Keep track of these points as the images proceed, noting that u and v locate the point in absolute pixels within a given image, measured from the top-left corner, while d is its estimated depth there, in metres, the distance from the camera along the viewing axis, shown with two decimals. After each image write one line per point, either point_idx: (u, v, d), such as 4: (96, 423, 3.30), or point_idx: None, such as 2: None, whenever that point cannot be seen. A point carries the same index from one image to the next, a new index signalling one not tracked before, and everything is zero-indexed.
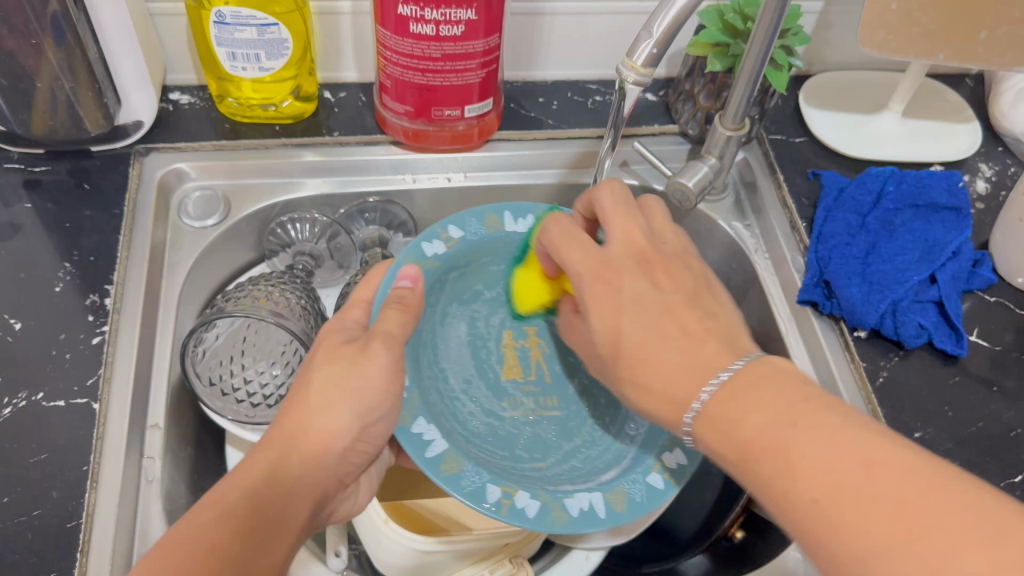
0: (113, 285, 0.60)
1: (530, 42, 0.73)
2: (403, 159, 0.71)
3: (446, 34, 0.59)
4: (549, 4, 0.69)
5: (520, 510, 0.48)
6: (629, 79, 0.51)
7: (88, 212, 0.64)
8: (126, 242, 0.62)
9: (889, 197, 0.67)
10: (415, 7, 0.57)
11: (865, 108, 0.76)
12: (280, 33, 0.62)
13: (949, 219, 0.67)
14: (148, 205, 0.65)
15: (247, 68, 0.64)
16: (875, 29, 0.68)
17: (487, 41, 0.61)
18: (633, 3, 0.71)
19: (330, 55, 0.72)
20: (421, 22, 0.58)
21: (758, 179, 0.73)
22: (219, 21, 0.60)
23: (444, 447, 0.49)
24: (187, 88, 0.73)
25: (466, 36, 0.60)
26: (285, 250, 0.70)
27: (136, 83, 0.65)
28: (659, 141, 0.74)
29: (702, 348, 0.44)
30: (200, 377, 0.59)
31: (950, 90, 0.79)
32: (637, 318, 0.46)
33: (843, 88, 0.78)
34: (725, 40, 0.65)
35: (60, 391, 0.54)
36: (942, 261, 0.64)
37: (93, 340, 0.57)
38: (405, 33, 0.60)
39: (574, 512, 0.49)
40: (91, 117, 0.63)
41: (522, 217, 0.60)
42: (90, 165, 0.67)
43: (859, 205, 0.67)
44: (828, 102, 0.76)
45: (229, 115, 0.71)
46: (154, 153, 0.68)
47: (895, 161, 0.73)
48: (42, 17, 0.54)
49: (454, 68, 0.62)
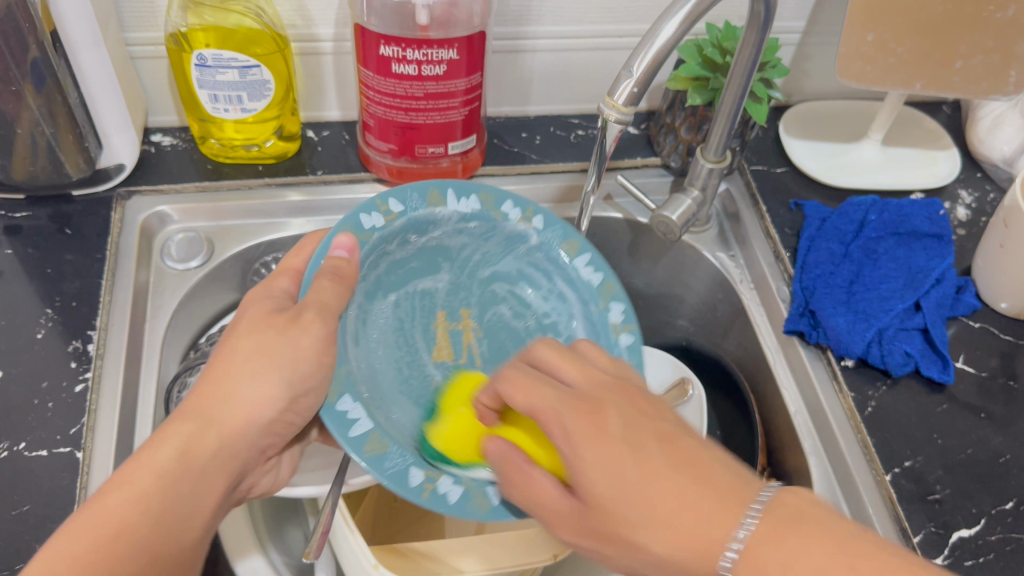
0: (96, 330, 0.59)
1: (512, 78, 0.73)
2: None
3: (429, 73, 0.59)
4: (530, 41, 0.70)
5: (442, 497, 0.47)
6: (611, 117, 0.51)
7: (69, 256, 0.63)
8: (110, 286, 0.62)
9: (871, 226, 0.68)
10: (397, 47, 0.58)
11: (845, 136, 0.77)
12: (262, 74, 0.61)
13: (931, 246, 0.67)
14: (130, 248, 0.65)
15: (229, 109, 0.63)
16: (852, 60, 0.68)
17: (469, 80, 0.62)
18: (612, 39, 0.71)
19: (313, 95, 0.72)
20: (404, 62, 0.59)
21: (740, 209, 0.73)
22: (200, 63, 0.60)
23: (367, 427, 0.47)
24: (169, 130, 0.72)
25: (449, 75, 0.60)
26: None
27: (119, 126, 0.65)
28: (643, 173, 0.75)
29: (712, 478, 0.38)
30: None
31: (927, 117, 0.80)
32: (596, 456, 0.39)
33: (822, 118, 0.78)
34: (704, 74, 0.65)
35: (43, 441, 0.54)
36: (925, 288, 0.65)
37: (76, 388, 0.56)
38: (386, 73, 0.60)
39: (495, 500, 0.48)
40: (72, 162, 0.63)
41: (465, 199, 0.56)
42: (71, 209, 0.66)
43: (842, 234, 0.68)
44: (807, 132, 0.77)
45: (212, 156, 0.71)
46: (136, 196, 0.68)
47: (877, 189, 0.73)
48: (23, 63, 0.54)
49: (437, 106, 0.62)
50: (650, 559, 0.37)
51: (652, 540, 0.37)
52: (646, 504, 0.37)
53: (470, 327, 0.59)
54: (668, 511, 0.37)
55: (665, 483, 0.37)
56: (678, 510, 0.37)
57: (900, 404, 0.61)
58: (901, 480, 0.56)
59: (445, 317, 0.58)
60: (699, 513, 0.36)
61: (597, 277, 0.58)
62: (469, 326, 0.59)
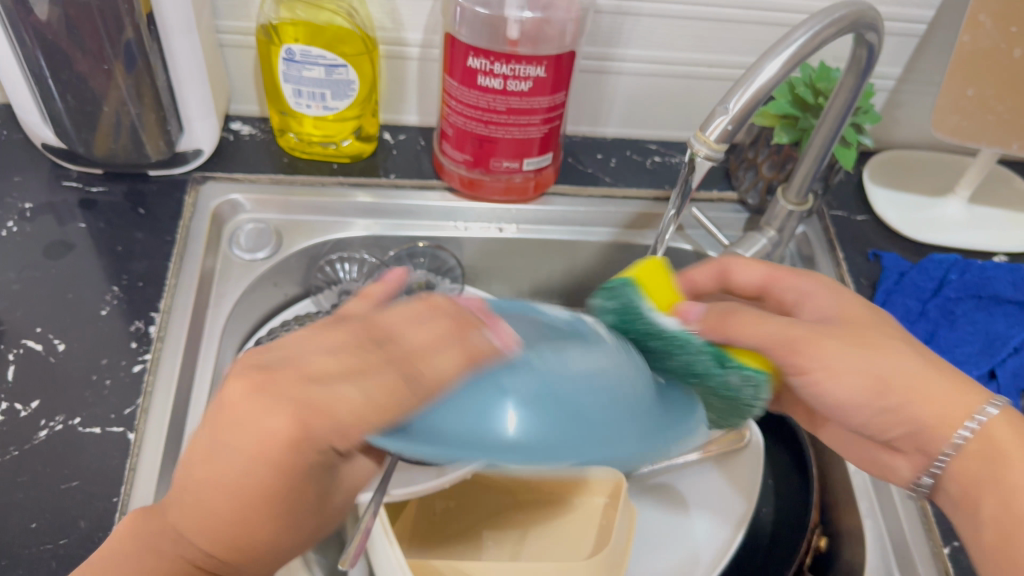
0: (159, 312, 0.59)
1: (595, 99, 0.73)
2: (456, 206, 0.70)
3: (514, 88, 0.59)
4: (617, 63, 0.69)
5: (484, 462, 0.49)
6: (701, 153, 0.50)
7: (139, 235, 0.64)
8: (176, 268, 0.62)
9: (951, 285, 0.66)
10: (485, 60, 0.57)
11: (929, 190, 0.75)
12: (348, 74, 0.61)
13: (1011, 312, 0.65)
14: (200, 234, 0.65)
15: (312, 105, 0.63)
16: (948, 114, 0.66)
17: (553, 99, 0.61)
18: (701, 69, 0.70)
19: (394, 97, 0.72)
20: (490, 75, 0.58)
21: (816, 254, 0.71)
22: (288, 58, 0.60)
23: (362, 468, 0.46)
24: (249, 119, 0.73)
25: (533, 92, 0.59)
26: (331, 289, 0.70)
27: (201, 112, 0.65)
28: (717, 207, 0.73)
29: (959, 403, 0.44)
30: None
31: (1017, 178, 0.77)
32: (841, 356, 0.45)
33: (908, 168, 0.76)
34: (795, 113, 0.63)
35: (97, 418, 0.54)
36: (1002, 356, 0.62)
37: (134, 368, 0.57)
38: (471, 84, 0.59)
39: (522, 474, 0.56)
40: (153, 143, 0.63)
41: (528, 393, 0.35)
42: (146, 189, 0.67)
43: (920, 292, 0.66)
44: (891, 181, 0.75)
45: (288, 149, 0.71)
46: (210, 182, 0.68)
47: (960, 248, 0.71)
48: (116, 43, 0.55)
49: (517, 122, 0.61)
50: (908, 422, 0.45)
51: (919, 416, 0.44)
52: (885, 386, 0.45)
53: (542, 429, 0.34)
54: (927, 396, 0.44)
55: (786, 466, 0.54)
56: (935, 409, 0.44)
57: None
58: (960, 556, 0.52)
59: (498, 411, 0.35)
60: (948, 401, 0.44)
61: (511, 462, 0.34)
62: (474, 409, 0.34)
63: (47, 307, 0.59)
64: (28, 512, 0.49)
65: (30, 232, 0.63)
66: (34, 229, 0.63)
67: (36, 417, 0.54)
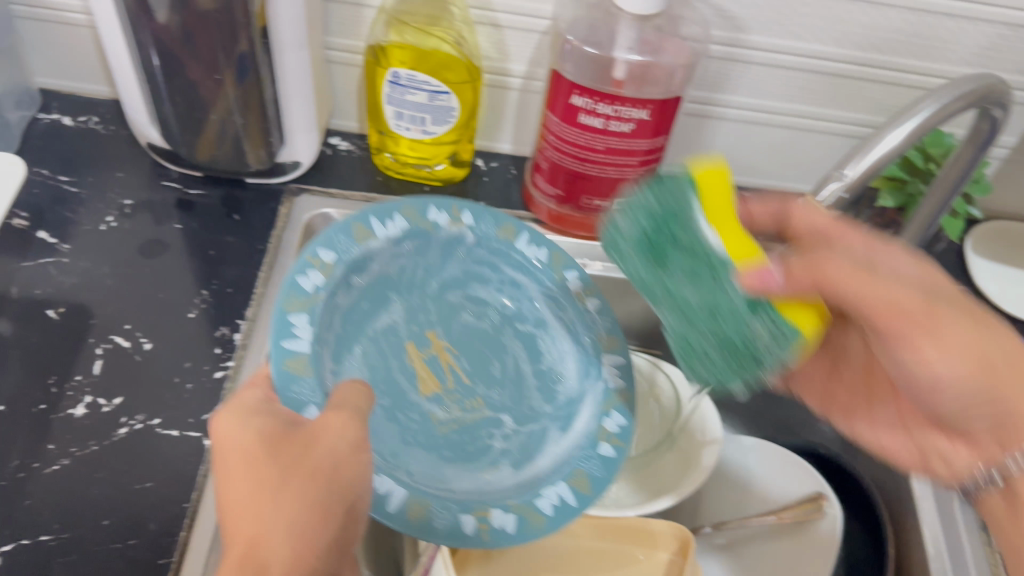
0: (245, 320, 0.60)
1: (695, 143, 0.71)
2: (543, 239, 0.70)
3: (615, 128, 0.58)
4: (721, 108, 0.67)
5: (498, 529, 0.49)
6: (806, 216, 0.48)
7: (232, 241, 0.65)
8: (265, 278, 0.63)
9: None
10: (590, 99, 0.57)
11: None
12: (450, 101, 0.61)
13: None
14: (292, 245, 0.65)
15: (411, 128, 0.64)
16: None
17: (654, 142, 0.60)
18: (807, 121, 0.68)
19: (491, 126, 0.72)
20: (593, 114, 0.58)
21: None
22: (393, 80, 0.60)
23: (402, 497, 0.48)
24: (347, 135, 0.74)
25: (635, 134, 0.58)
26: None
27: (305, 126, 0.65)
28: None
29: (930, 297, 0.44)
30: None
31: None
32: (869, 287, 0.43)
33: (1016, 241, 0.73)
34: (902, 177, 0.62)
35: (176, 421, 0.55)
36: None
37: (215, 373, 0.57)
38: (572, 121, 0.59)
39: (546, 511, 0.51)
40: (254, 153, 0.64)
41: (391, 219, 0.54)
42: (243, 196, 0.68)
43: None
44: (997, 253, 0.72)
45: (383, 168, 0.71)
46: (305, 195, 0.69)
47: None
48: (229, 56, 0.56)
49: (614, 162, 0.61)
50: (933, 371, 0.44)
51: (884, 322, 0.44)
52: (897, 306, 0.43)
53: (449, 354, 0.58)
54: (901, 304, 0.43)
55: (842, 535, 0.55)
56: (897, 310, 0.43)
57: None
58: None
59: (416, 348, 0.57)
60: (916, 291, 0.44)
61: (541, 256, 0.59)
62: (441, 348, 0.58)
63: (139, 305, 0.61)
64: (101, 508, 0.51)
65: (128, 229, 0.65)
66: (131, 226, 0.66)
67: (118, 414, 0.55)
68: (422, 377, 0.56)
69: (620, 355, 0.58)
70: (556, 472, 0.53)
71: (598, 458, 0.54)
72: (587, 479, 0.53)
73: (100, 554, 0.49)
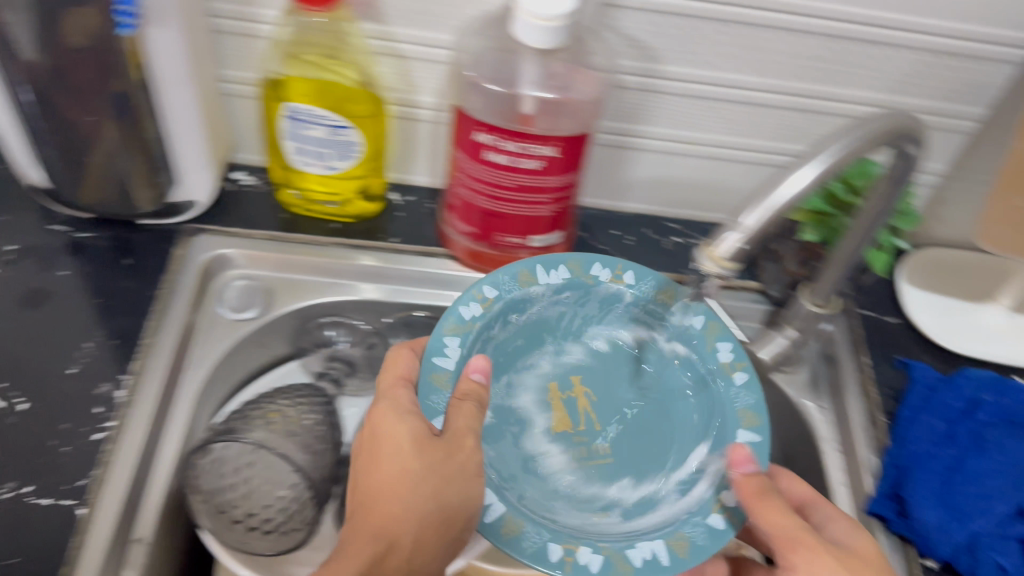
0: (129, 374, 0.52)
1: (612, 172, 0.63)
2: (458, 277, 0.61)
3: (524, 166, 0.51)
4: (639, 138, 0.59)
5: (584, 567, 0.42)
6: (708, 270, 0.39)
7: (127, 285, 0.56)
8: (155, 326, 0.55)
9: (986, 407, 0.57)
10: (495, 135, 0.49)
11: (973, 294, 0.65)
12: (352, 137, 0.53)
13: None
14: (182, 290, 0.57)
15: (313, 165, 0.55)
16: (997, 224, 0.55)
17: (565, 179, 0.52)
18: (732, 146, 0.60)
19: (402, 157, 0.62)
20: (498, 151, 0.50)
21: (840, 355, 0.62)
22: (292, 115, 0.52)
23: (504, 510, 0.44)
24: (254, 169, 0.64)
25: (545, 172, 0.51)
26: (319, 352, 0.61)
27: (193, 164, 0.55)
28: (736, 296, 0.64)
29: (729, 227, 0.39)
30: (205, 499, 0.50)
31: None
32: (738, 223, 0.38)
33: (950, 267, 0.66)
34: (827, 210, 0.55)
35: (49, 490, 0.47)
36: None
37: (93, 435, 0.49)
38: (479, 159, 0.51)
39: (636, 563, 0.43)
40: (137, 193, 0.54)
41: (556, 268, 0.51)
42: (135, 238, 0.59)
43: (947, 410, 0.57)
44: (931, 282, 0.65)
45: (287, 205, 0.61)
46: (203, 236, 0.59)
47: (1007, 363, 0.61)
48: (99, 90, 0.47)
49: (527, 199, 0.53)
50: None
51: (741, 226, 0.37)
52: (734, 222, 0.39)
53: (587, 393, 0.53)
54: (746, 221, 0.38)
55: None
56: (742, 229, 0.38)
57: None
58: None
59: (565, 385, 0.53)
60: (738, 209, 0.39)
61: (699, 319, 0.52)
62: (584, 392, 0.53)
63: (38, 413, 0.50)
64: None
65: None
66: (9, 276, 0.56)
67: None
68: (557, 416, 0.52)
69: (754, 433, 0.48)
70: (658, 526, 0.46)
71: (706, 527, 0.45)
72: (689, 543, 0.44)
73: (47, 536, 0.45)
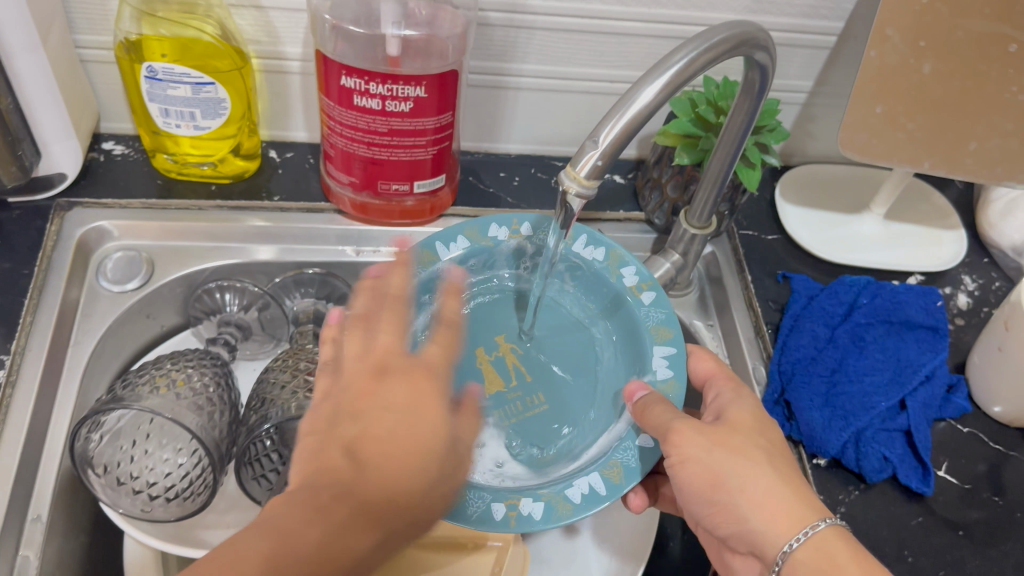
0: (10, 353, 0.51)
1: (491, 114, 0.63)
2: (347, 231, 0.61)
3: (394, 110, 0.50)
4: (514, 76, 0.60)
5: (528, 517, 0.44)
6: (571, 190, 0.40)
7: (5, 266, 0.55)
8: (33, 305, 0.53)
9: (861, 310, 0.59)
10: (359, 79, 0.49)
11: (846, 205, 0.68)
12: (217, 92, 0.52)
13: (924, 338, 0.59)
14: (62, 266, 0.56)
15: (181, 126, 0.54)
16: (857, 131, 0.57)
17: (440, 119, 0.52)
18: (600, 82, 0.61)
19: (277, 113, 0.62)
20: (367, 95, 0.50)
21: (724, 275, 0.64)
22: (150, 76, 0.51)
23: None
24: (123, 138, 0.62)
25: (416, 114, 0.51)
26: (210, 319, 0.60)
27: (59, 134, 0.54)
28: (623, 228, 0.66)
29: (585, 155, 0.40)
30: (96, 465, 0.49)
31: (936, 193, 0.70)
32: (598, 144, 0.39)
33: (822, 181, 0.69)
34: (696, 132, 0.56)
35: None
36: (912, 385, 0.56)
37: None
38: (348, 105, 0.51)
39: (575, 500, 0.44)
40: (4, 171, 0.52)
41: (454, 241, 0.53)
42: (5, 217, 0.57)
43: (829, 316, 0.59)
44: (807, 197, 0.68)
45: (164, 171, 0.61)
46: (77, 209, 0.58)
47: (882, 269, 0.64)
48: None
49: (402, 144, 0.53)
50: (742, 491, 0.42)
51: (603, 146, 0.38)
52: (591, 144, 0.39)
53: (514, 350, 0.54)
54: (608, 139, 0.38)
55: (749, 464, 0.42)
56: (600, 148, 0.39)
57: (872, 514, 0.53)
58: None
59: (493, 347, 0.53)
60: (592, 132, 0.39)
61: (600, 252, 0.54)
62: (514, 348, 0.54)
63: None
64: None
65: None
66: None
67: None
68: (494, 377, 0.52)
69: (669, 346, 0.50)
70: (590, 462, 0.47)
71: (634, 450, 0.46)
72: (621, 469, 0.46)
73: None
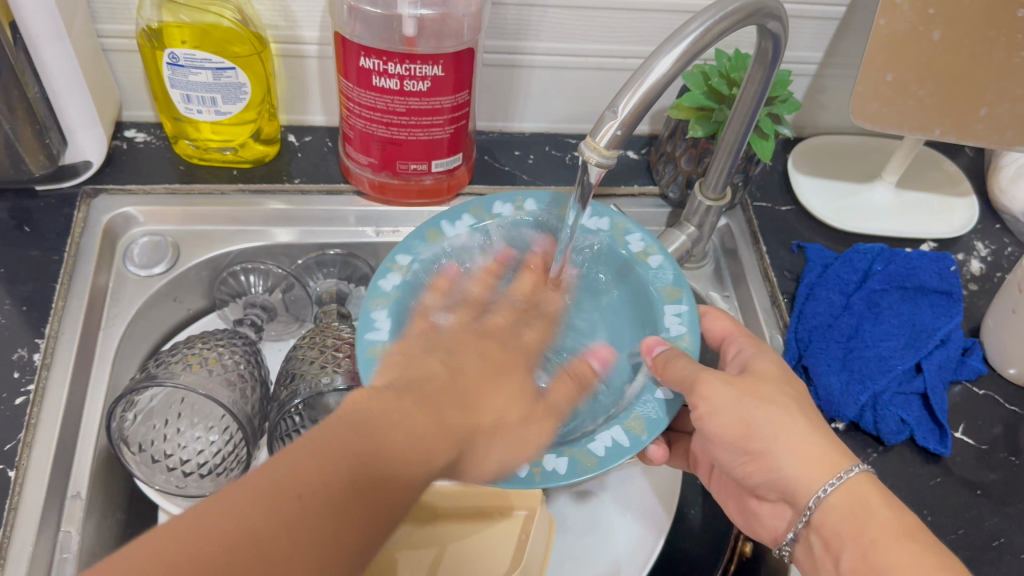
0: (45, 337, 0.52)
1: (505, 93, 0.64)
2: (367, 212, 0.62)
3: (412, 89, 0.51)
4: (527, 54, 0.60)
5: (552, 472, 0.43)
6: (591, 160, 0.41)
7: (34, 254, 0.56)
8: (64, 290, 0.55)
9: (876, 277, 0.60)
10: (378, 60, 0.50)
11: (858, 174, 0.68)
12: (238, 77, 0.53)
13: (939, 303, 0.60)
14: (89, 252, 0.57)
15: (202, 111, 0.55)
16: (868, 100, 0.58)
17: (457, 98, 0.53)
18: (613, 58, 0.61)
19: (294, 97, 0.63)
20: (385, 76, 0.51)
21: (738, 245, 0.65)
22: (172, 62, 0.52)
23: None
24: (144, 125, 0.64)
25: (433, 93, 0.52)
26: (236, 301, 0.62)
27: (85, 123, 0.56)
28: (638, 202, 0.67)
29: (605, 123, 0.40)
30: (129, 444, 0.51)
31: (947, 161, 0.71)
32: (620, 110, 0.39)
33: (835, 152, 0.69)
34: (709, 105, 0.57)
35: None
36: (928, 348, 0.57)
37: (16, 400, 0.49)
38: (366, 85, 0.52)
39: (600, 452, 0.44)
40: (32, 159, 0.53)
41: (459, 219, 0.53)
42: (33, 205, 0.58)
43: (844, 283, 0.60)
44: (818, 167, 0.68)
45: (185, 157, 0.62)
46: (102, 196, 0.60)
47: (894, 236, 0.65)
48: None
49: (420, 123, 0.54)
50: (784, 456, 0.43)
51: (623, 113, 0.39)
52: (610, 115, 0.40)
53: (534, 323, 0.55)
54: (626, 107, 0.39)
55: (772, 418, 0.43)
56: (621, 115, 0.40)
57: (890, 476, 0.54)
58: (1007, 554, 0.51)
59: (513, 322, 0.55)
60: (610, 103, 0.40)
61: (603, 222, 0.55)
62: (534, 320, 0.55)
63: None
64: None
65: None
66: None
67: None
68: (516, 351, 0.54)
69: (680, 303, 0.51)
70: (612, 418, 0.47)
71: (656, 401, 0.47)
72: (644, 421, 0.46)
73: None
